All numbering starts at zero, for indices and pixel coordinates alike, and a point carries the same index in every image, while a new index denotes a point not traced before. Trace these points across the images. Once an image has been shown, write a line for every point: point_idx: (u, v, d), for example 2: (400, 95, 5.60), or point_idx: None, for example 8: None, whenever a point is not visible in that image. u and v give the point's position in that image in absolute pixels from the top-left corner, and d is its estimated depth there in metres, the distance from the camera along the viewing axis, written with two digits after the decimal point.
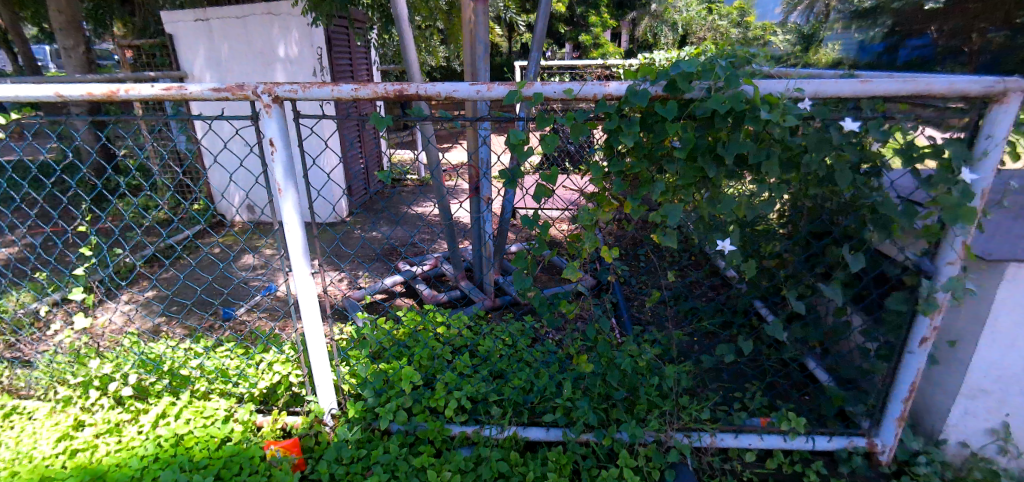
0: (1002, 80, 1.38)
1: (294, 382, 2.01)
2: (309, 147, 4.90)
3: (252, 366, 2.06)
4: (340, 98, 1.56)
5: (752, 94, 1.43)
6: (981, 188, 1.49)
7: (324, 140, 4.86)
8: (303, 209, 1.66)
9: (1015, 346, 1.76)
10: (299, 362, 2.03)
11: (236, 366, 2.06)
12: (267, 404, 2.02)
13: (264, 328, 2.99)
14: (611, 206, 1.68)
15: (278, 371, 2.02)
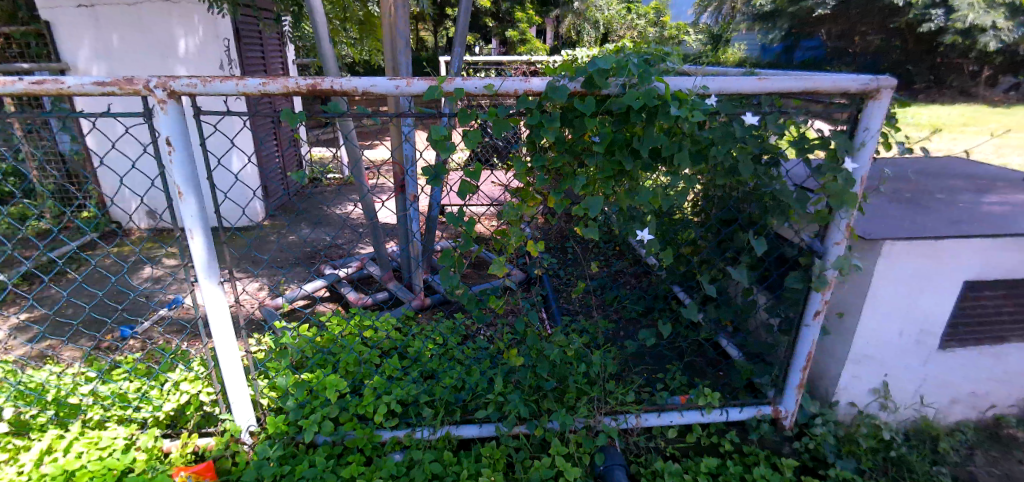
0: (876, 78, 1.53)
1: (205, 401, 1.91)
2: (214, 147, 4.60)
3: (155, 388, 1.94)
4: (246, 93, 1.47)
5: (663, 90, 1.50)
6: (861, 176, 1.65)
7: (230, 138, 4.58)
8: (206, 215, 1.56)
9: (889, 313, 1.99)
10: (210, 380, 1.94)
11: (137, 390, 1.93)
12: (174, 428, 1.89)
13: (169, 345, 2.79)
14: (536, 201, 1.70)
15: (186, 391, 1.91)
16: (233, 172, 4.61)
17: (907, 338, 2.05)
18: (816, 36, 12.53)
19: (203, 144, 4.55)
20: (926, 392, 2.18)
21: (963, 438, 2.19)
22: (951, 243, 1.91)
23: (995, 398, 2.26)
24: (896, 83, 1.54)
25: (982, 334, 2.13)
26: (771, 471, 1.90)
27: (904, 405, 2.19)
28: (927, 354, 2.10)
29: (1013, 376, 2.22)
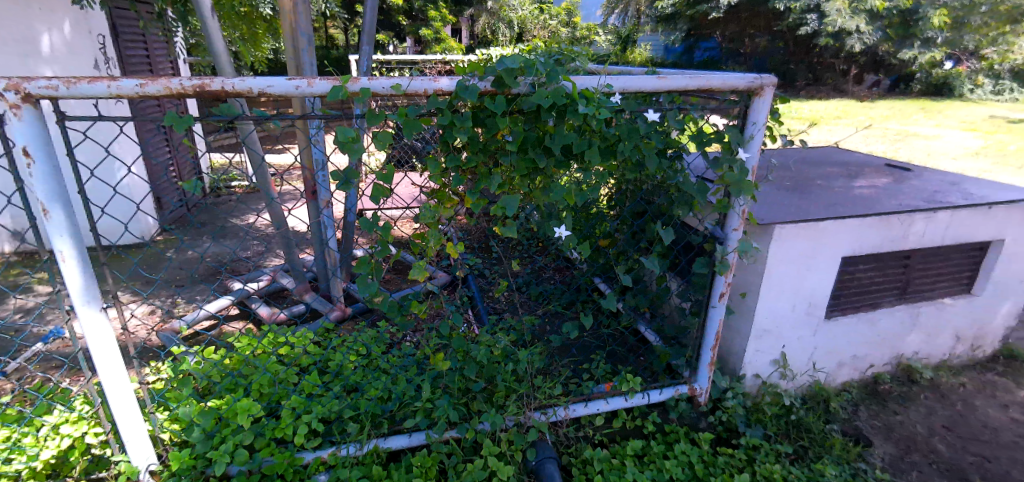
0: (760, 76, 1.66)
1: (93, 443, 1.74)
2: (84, 157, 4.16)
3: (29, 435, 1.74)
4: (120, 95, 1.34)
5: (571, 89, 1.52)
6: (752, 165, 1.78)
7: (105, 147, 4.16)
8: (78, 233, 1.41)
9: (783, 291, 2.18)
10: (98, 418, 1.77)
11: (6, 439, 1.71)
12: (56, 477, 1.69)
13: (46, 383, 2.49)
14: (452, 202, 1.68)
15: (67, 434, 1.72)
16: (112, 185, 4.20)
17: (799, 311, 2.26)
18: (713, 38, 15.35)
19: (73, 155, 4.10)
20: (817, 358, 2.42)
21: (849, 396, 2.45)
22: (830, 224, 2.13)
23: (873, 359, 2.54)
24: (777, 81, 1.68)
25: (858, 302, 2.42)
26: (689, 447, 2.04)
27: (800, 372, 2.41)
28: (816, 325, 2.33)
29: (886, 338, 2.51)
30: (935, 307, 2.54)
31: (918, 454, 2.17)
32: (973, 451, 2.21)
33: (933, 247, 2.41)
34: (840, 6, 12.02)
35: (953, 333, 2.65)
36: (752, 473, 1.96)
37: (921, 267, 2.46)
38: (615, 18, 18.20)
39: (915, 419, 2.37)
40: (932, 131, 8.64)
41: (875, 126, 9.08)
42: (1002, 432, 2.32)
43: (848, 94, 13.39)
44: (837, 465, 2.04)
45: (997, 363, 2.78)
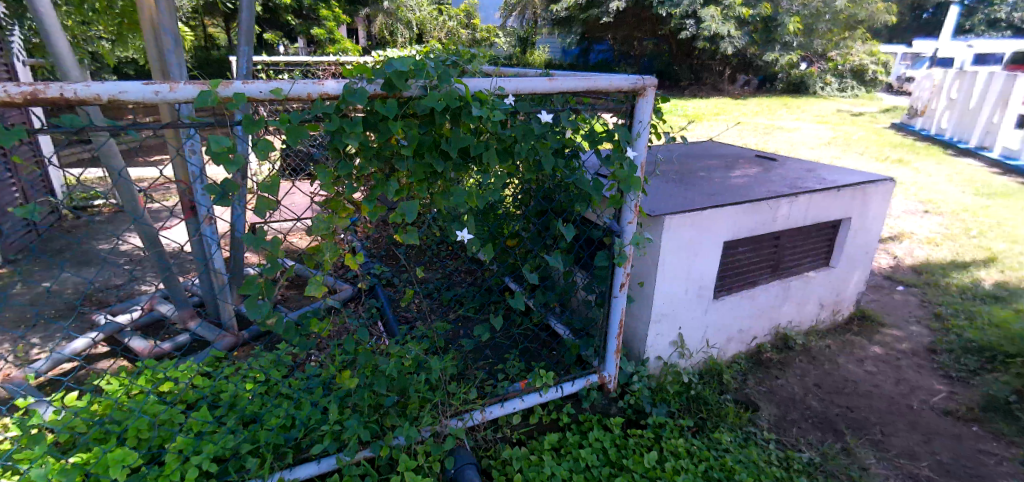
0: (642, 78, 1.76)
1: None
2: None
3: None
4: None
5: (463, 92, 1.51)
6: (641, 162, 1.88)
7: None
8: None
9: (676, 276, 2.32)
10: None
11: None
12: None
13: None
14: (347, 211, 1.57)
15: None
16: None
17: (691, 293, 2.42)
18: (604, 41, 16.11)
19: None
20: (709, 336, 2.61)
21: (738, 367, 2.68)
22: (712, 212, 2.31)
23: (756, 331, 2.80)
24: (657, 82, 1.79)
25: (739, 281, 2.64)
26: (602, 433, 2.12)
27: (695, 350, 2.58)
28: (706, 305, 2.51)
29: (765, 311, 2.77)
30: (802, 280, 2.84)
31: (797, 412, 2.43)
32: (839, 403, 2.51)
33: (798, 227, 2.70)
34: (714, 13, 12.87)
35: (818, 301, 2.98)
36: (660, 450, 2.08)
37: (789, 246, 2.74)
38: (512, 20, 18.36)
39: (793, 381, 2.64)
40: (794, 125, 9.66)
41: (749, 122, 9.95)
42: (861, 383, 2.66)
43: (724, 92, 14.61)
44: (732, 431, 2.23)
45: (853, 324, 3.17)
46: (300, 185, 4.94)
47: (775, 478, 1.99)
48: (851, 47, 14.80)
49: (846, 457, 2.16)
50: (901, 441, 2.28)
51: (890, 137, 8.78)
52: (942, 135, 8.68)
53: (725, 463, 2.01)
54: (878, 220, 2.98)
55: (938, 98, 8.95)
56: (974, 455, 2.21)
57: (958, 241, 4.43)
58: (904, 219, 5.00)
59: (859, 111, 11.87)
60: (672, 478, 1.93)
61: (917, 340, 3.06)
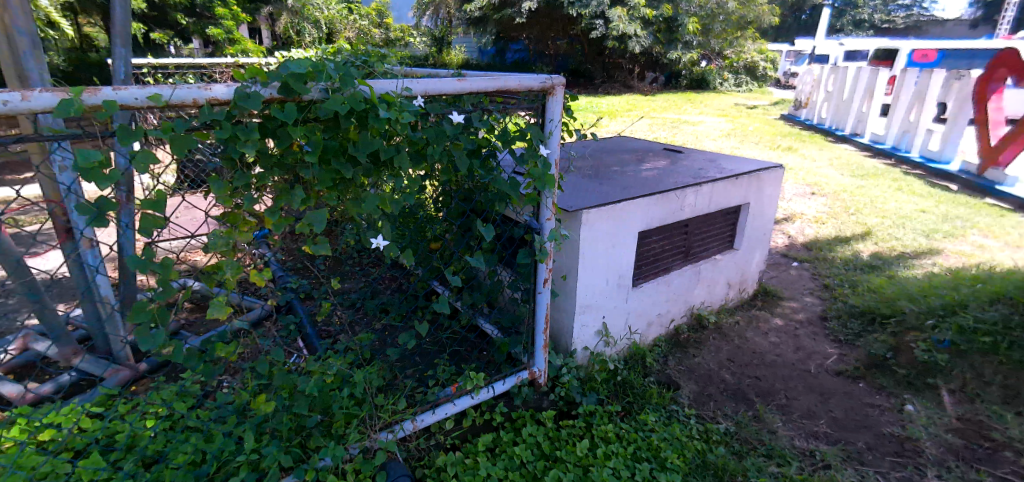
0: (550, 77, 1.79)
1: None
2: None
3: None
4: None
5: (369, 94, 1.45)
6: (554, 159, 1.90)
7: None
8: None
9: (597, 268, 2.39)
10: None
11: None
12: None
13: None
14: (249, 225, 1.46)
15: None
16: None
17: (612, 284, 2.50)
18: (519, 40, 16.28)
19: None
20: (631, 322, 2.71)
21: (659, 350, 2.80)
22: (626, 204, 2.39)
23: (673, 314, 2.94)
24: (565, 81, 1.82)
25: (655, 269, 2.76)
26: (535, 428, 2.14)
27: (619, 338, 2.67)
28: (627, 293, 2.61)
29: (680, 295, 2.92)
30: (711, 263, 3.03)
31: (714, 386, 2.58)
32: (750, 374, 2.70)
33: (704, 214, 2.87)
34: (620, 14, 13.39)
35: (726, 281, 3.19)
36: (591, 437, 2.13)
37: (697, 232, 2.91)
38: (426, 19, 18.11)
39: (708, 358, 2.80)
40: (698, 118, 10.28)
41: (658, 116, 10.46)
42: (767, 353, 2.87)
43: (634, 90, 15.28)
44: (657, 412, 2.33)
45: (758, 300, 3.42)
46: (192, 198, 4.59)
47: (697, 451, 2.11)
48: (743, 46, 15.99)
49: (757, 423, 2.33)
50: (803, 403, 2.49)
51: (780, 127, 9.58)
52: (823, 124, 9.59)
53: (652, 443, 2.10)
54: (773, 203, 3.23)
55: (817, 91, 9.87)
56: (863, 408, 2.46)
57: (841, 218, 4.91)
58: (796, 201, 5.47)
59: (752, 104, 12.85)
60: (604, 463, 1.99)
61: (812, 309, 3.36)
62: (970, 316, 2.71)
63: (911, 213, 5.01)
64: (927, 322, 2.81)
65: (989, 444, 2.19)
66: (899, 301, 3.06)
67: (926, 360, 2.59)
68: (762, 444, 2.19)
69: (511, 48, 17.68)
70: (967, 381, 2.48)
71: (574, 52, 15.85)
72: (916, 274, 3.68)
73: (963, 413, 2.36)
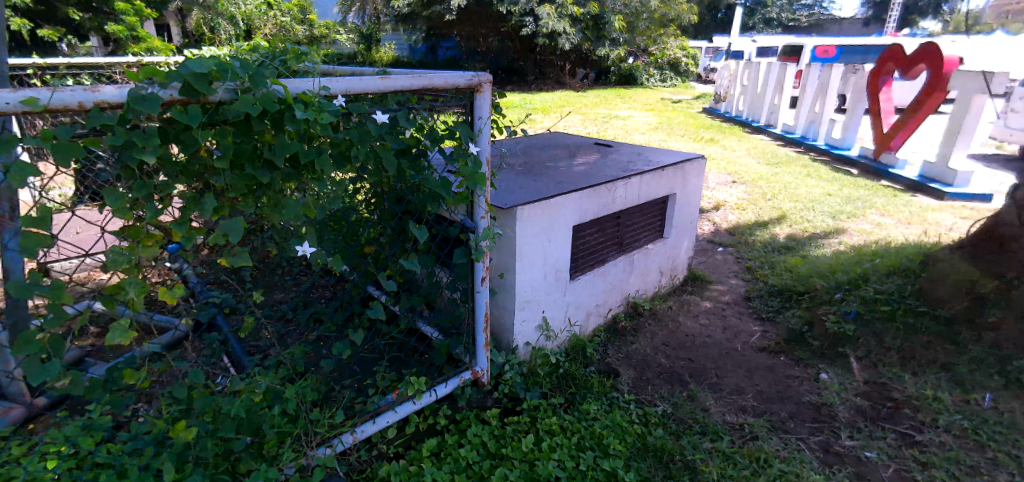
0: (477, 74, 1.76)
1: None
2: None
3: None
4: None
5: (283, 94, 1.36)
6: (485, 157, 1.88)
7: None
8: None
9: (534, 264, 2.40)
10: None
11: None
12: None
13: None
14: (155, 238, 1.34)
15: None
16: None
17: (549, 278, 2.52)
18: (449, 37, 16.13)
19: None
20: (570, 315, 2.74)
21: (598, 339, 2.86)
22: (559, 199, 2.41)
23: (610, 304, 3.00)
24: (492, 78, 1.80)
25: (590, 261, 2.81)
26: (480, 428, 2.12)
27: (559, 331, 2.70)
28: (564, 286, 2.63)
29: (616, 285, 2.99)
30: (643, 252, 3.12)
31: (651, 371, 2.66)
32: (683, 356, 2.81)
33: (634, 206, 2.95)
34: (549, 11, 13.51)
35: (658, 269, 3.30)
36: (536, 432, 2.14)
37: (629, 223, 2.99)
38: (351, 16, 17.57)
39: (644, 343, 2.89)
40: (627, 113, 10.60)
41: (589, 112, 10.68)
42: (698, 336, 3.00)
43: (565, 86, 15.54)
44: (598, 400, 2.37)
45: (688, 285, 3.57)
46: (81, 213, 4.16)
47: (637, 435, 2.17)
48: (666, 42, 16.63)
49: (692, 402, 2.42)
50: (732, 380, 2.62)
51: (702, 120, 10.04)
52: (740, 116, 10.15)
53: (595, 431, 2.14)
54: (698, 192, 3.38)
55: (734, 85, 10.43)
56: (784, 380, 2.62)
57: (760, 204, 5.22)
58: (719, 189, 5.75)
59: (676, 98, 13.39)
60: (549, 456, 2.00)
61: (737, 290, 3.54)
62: (870, 289, 2.95)
63: (820, 197, 5.40)
64: (835, 295, 3.03)
65: (892, 403, 2.39)
66: (811, 278, 3.29)
67: (836, 331, 2.80)
68: (696, 422, 2.28)
69: (441, 45, 17.60)
70: (871, 347, 2.71)
71: (505, 49, 15.91)
72: (826, 252, 3.96)
73: (869, 377, 2.57)
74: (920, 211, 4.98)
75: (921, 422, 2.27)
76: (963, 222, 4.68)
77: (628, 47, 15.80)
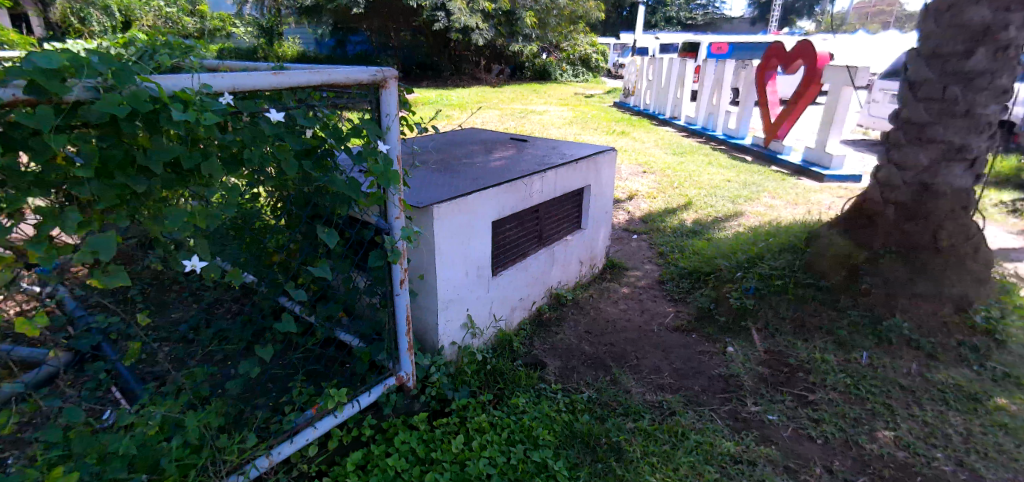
0: (381, 69, 1.70)
1: None
2: None
3: None
4: None
5: (157, 93, 1.22)
6: (396, 155, 1.82)
7: None
8: None
9: (455, 262, 2.35)
10: None
11: None
12: None
13: None
14: (5, 262, 1.15)
15: None
16: None
17: (471, 276, 2.49)
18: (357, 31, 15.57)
19: None
20: (495, 310, 2.73)
21: (524, 332, 2.87)
22: (476, 195, 2.38)
23: (534, 297, 3.03)
24: (397, 73, 1.74)
25: (511, 255, 2.81)
26: (408, 434, 2.05)
27: (484, 327, 2.68)
28: (487, 283, 2.61)
29: (538, 277, 3.02)
30: (562, 244, 3.16)
31: (575, 359, 2.71)
32: (605, 342, 2.88)
33: (551, 199, 2.99)
34: (460, 6, 13.39)
35: (578, 259, 3.36)
36: (466, 431, 2.11)
37: (548, 216, 3.02)
38: (248, 8, 16.47)
39: (568, 333, 2.94)
40: (542, 108, 10.77)
41: (505, 107, 10.74)
42: (618, 321, 3.09)
43: (480, 82, 15.53)
44: (526, 393, 2.38)
45: (607, 273, 3.67)
46: None
47: (565, 423, 2.20)
48: (576, 39, 17.07)
49: (615, 386, 2.49)
50: (650, 361, 2.72)
51: (613, 114, 10.40)
52: (647, 109, 10.63)
53: (524, 424, 2.14)
54: (611, 183, 3.48)
55: (640, 79, 10.89)
56: (697, 356, 2.76)
57: (669, 192, 5.49)
58: (631, 180, 5.98)
59: (587, 93, 13.79)
60: (479, 455, 1.98)
61: (651, 275, 3.70)
62: (766, 266, 3.13)
63: (720, 183, 5.77)
64: (736, 274, 3.20)
65: (789, 368, 2.60)
66: (716, 258, 3.49)
67: (739, 306, 2.98)
68: (619, 404, 2.35)
69: (350, 40, 17.00)
70: (769, 319, 2.92)
71: (416, 44, 15.61)
72: (727, 234, 4.24)
73: (769, 346, 2.77)
74: (805, 192, 5.46)
75: (814, 383, 2.49)
76: (839, 200, 5.19)
77: (539, 44, 16.05)
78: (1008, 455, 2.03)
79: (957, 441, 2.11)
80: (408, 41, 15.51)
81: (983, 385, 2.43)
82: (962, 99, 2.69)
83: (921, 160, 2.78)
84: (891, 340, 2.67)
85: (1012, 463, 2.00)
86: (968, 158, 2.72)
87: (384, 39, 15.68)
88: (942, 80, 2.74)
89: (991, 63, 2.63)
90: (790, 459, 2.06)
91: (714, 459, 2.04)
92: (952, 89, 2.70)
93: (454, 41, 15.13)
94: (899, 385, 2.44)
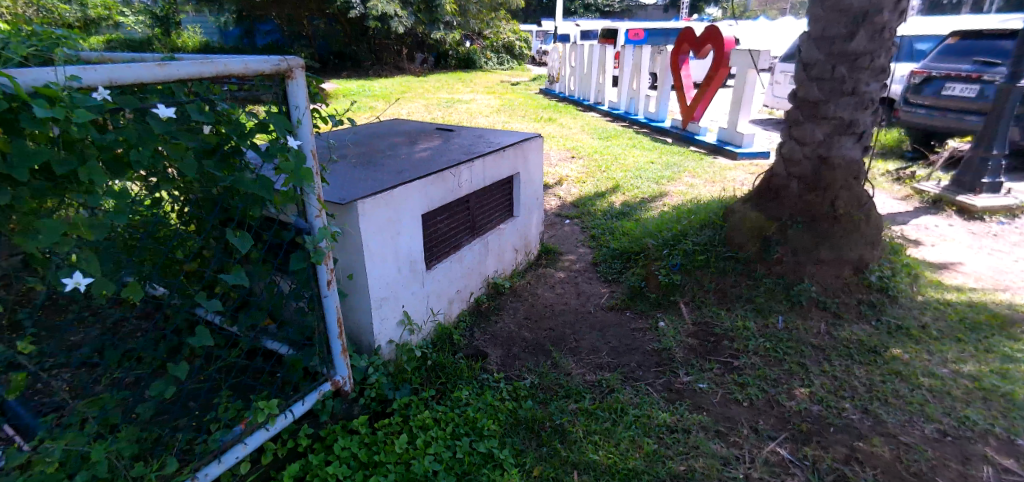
0: (284, 59, 1.61)
1: None
2: None
3: None
4: None
5: (13, 89, 1.10)
6: (309, 150, 1.74)
7: None
8: None
9: (384, 258, 2.28)
10: None
11: None
12: None
13: None
14: None
15: None
16: None
17: (404, 271, 2.43)
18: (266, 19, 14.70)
19: None
20: (432, 305, 2.69)
21: (463, 324, 2.85)
22: (402, 189, 2.32)
23: (471, 288, 3.01)
24: (303, 63, 1.66)
25: (444, 248, 2.77)
26: (348, 440, 1.98)
27: (422, 323, 2.63)
28: (421, 277, 2.56)
29: (473, 268, 2.99)
30: (495, 233, 3.15)
31: (516, 346, 2.73)
32: (544, 327, 2.91)
33: (481, 189, 2.96)
34: None
35: (512, 247, 3.37)
36: (410, 430, 2.07)
37: (478, 206, 3.00)
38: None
39: (508, 320, 2.95)
40: (468, 97, 10.66)
41: (430, 96, 10.54)
42: (556, 305, 3.14)
43: (404, 73, 15.17)
44: (469, 385, 2.37)
45: (542, 259, 3.71)
46: None
47: (509, 411, 2.20)
48: (499, 26, 17.03)
49: (556, 369, 2.53)
50: (588, 341, 2.79)
51: (538, 100, 10.46)
52: (571, 95, 10.78)
53: (468, 416, 2.13)
54: (540, 169, 3.50)
55: (563, 66, 11.03)
56: (631, 334, 2.85)
57: (598, 176, 5.61)
58: (560, 165, 6.05)
59: (514, 81, 13.83)
60: (424, 452, 1.95)
61: (585, 258, 3.77)
62: (690, 242, 3.26)
63: (644, 165, 5.97)
64: (663, 251, 3.31)
65: (715, 337, 2.74)
66: (643, 238, 3.61)
67: (667, 282, 3.10)
68: (561, 387, 2.40)
69: (260, 29, 16.04)
70: (695, 293, 3.07)
71: (332, 33, 14.98)
72: (653, 214, 4.39)
73: (696, 318, 2.92)
74: (722, 170, 5.76)
75: (737, 349, 2.64)
76: (752, 177, 5.52)
77: (462, 33, 15.86)
78: (904, 399, 2.25)
79: (861, 391, 2.31)
80: (323, 30, 14.84)
81: (881, 338, 2.67)
82: (848, 78, 2.91)
83: (817, 135, 3.00)
84: (802, 303, 2.88)
85: (908, 406, 2.21)
86: (856, 132, 2.96)
87: (296, 27, 14.93)
88: (830, 61, 2.94)
89: (870, 44, 2.85)
90: (720, 423, 2.18)
91: (652, 430, 2.12)
92: (839, 69, 2.91)
93: (372, 30, 14.65)
94: (811, 344, 2.64)
